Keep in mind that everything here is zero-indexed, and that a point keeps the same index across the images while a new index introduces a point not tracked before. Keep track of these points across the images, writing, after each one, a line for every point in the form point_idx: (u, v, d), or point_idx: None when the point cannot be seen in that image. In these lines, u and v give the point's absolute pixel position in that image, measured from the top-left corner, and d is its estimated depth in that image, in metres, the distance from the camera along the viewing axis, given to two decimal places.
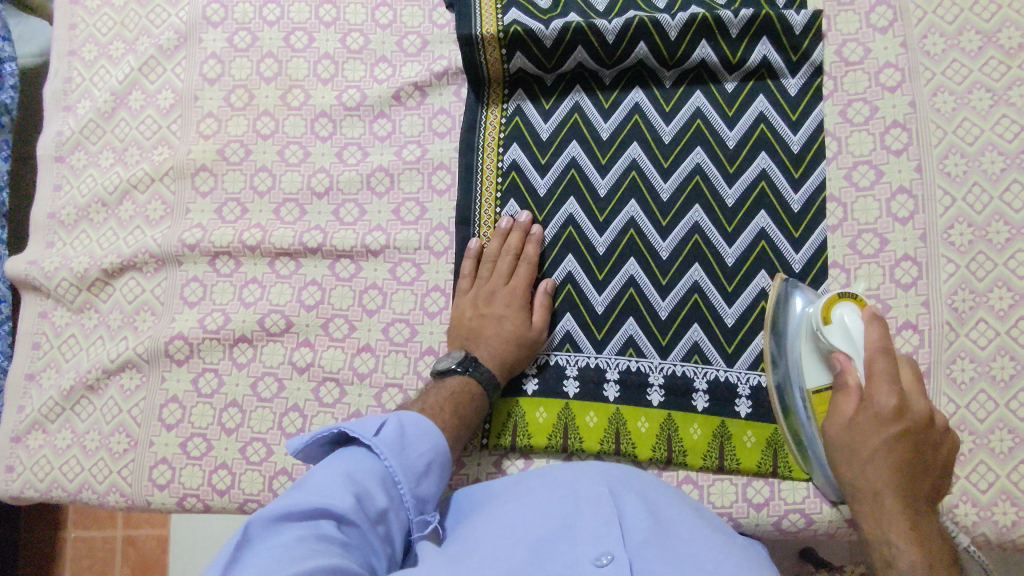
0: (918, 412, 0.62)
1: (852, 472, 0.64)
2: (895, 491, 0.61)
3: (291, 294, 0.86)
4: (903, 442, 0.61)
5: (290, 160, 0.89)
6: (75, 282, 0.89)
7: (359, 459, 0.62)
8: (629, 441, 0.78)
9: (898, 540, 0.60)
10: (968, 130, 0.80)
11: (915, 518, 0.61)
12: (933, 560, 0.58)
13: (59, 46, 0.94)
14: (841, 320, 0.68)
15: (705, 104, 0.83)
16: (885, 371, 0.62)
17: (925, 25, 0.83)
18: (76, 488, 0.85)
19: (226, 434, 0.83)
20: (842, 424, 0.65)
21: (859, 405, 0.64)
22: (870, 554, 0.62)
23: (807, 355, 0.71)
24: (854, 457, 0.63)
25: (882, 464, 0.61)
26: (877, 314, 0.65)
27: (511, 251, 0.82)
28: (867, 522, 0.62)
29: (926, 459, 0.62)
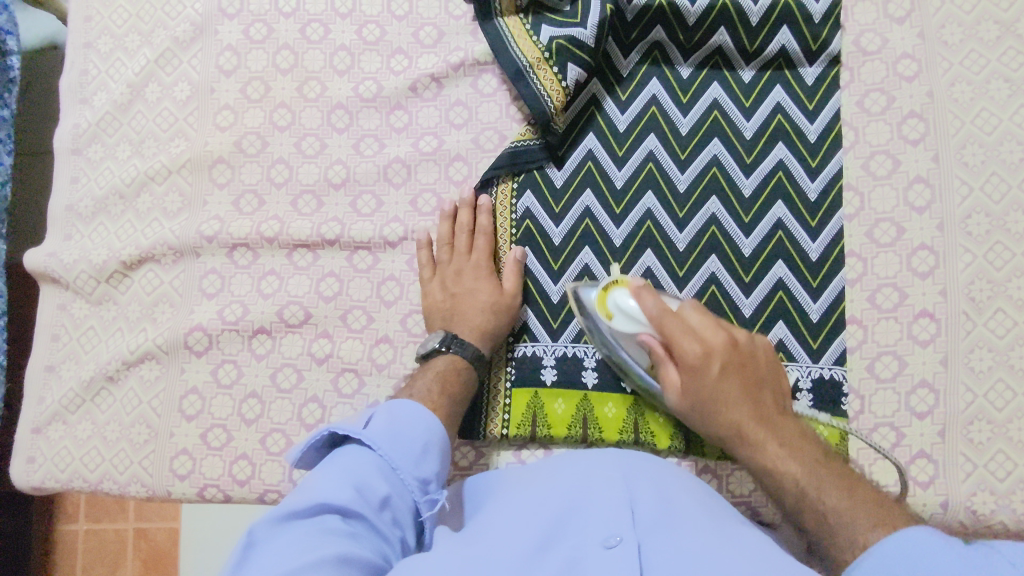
0: (716, 343, 0.68)
1: (714, 423, 0.69)
2: (750, 415, 0.67)
3: (309, 285, 0.86)
4: (731, 367, 0.68)
5: (307, 152, 0.89)
6: (94, 274, 0.89)
7: (351, 455, 0.62)
8: (648, 431, 0.78)
9: (783, 458, 0.65)
10: (986, 120, 0.80)
11: (773, 425, 0.67)
12: (806, 464, 0.64)
13: (75, 38, 0.95)
14: (619, 306, 0.72)
15: (722, 94, 0.84)
16: (676, 323, 0.69)
17: (943, 15, 0.83)
18: (97, 479, 0.85)
19: (245, 425, 0.84)
20: (681, 393, 0.70)
21: (698, 356, 0.68)
22: (795, 519, 0.63)
23: (631, 353, 0.74)
24: (707, 409, 0.69)
25: (734, 395, 0.68)
26: (642, 284, 0.70)
27: (466, 229, 0.83)
28: (749, 459, 0.67)
29: (751, 370, 0.69)
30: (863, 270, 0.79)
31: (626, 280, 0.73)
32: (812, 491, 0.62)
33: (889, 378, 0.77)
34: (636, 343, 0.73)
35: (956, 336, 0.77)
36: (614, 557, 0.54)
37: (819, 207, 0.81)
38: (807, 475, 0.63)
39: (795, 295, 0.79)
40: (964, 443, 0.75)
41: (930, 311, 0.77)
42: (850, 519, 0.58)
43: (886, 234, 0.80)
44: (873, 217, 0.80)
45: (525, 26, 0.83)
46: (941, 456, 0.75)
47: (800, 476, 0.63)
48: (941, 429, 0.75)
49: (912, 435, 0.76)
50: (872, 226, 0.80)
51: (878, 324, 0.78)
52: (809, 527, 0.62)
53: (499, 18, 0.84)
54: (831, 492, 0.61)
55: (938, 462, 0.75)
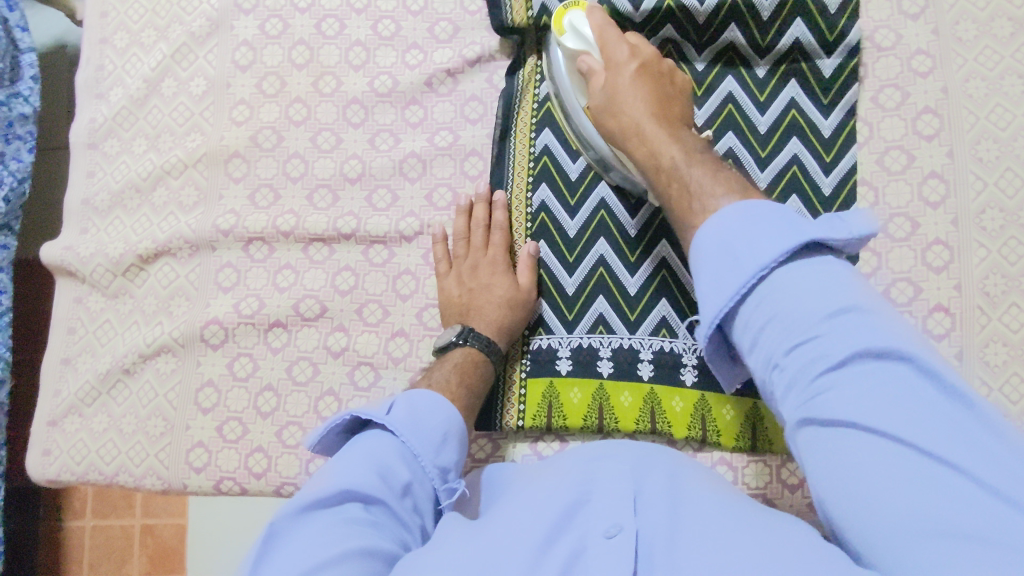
0: (639, 102, 0.71)
1: (613, 118, 0.73)
2: (648, 110, 0.71)
3: (325, 279, 0.86)
4: (644, 70, 0.73)
5: (322, 146, 0.89)
6: (110, 267, 0.90)
7: (374, 441, 0.62)
8: (664, 420, 0.79)
9: (650, 120, 0.70)
10: (1000, 115, 0.80)
11: (671, 124, 0.70)
12: (688, 149, 0.67)
13: (91, 34, 0.95)
14: (573, 24, 0.77)
15: (737, 88, 0.84)
16: (614, 36, 0.75)
17: (957, 11, 0.83)
18: (112, 471, 0.86)
19: (261, 418, 0.84)
20: (603, 88, 0.74)
21: (609, 67, 0.74)
22: (664, 204, 0.66)
23: (572, 86, 0.79)
24: (619, 100, 0.72)
25: (638, 90, 0.72)
26: (601, 11, 0.77)
27: (481, 224, 0.83)
28: (639, 150, 0.70)
29: (668, 100, 0.73)
30: (877, 264, 0.80)
31: (585, 3, 0.78)
32: (692, 177, 0.63)
33: None
34: (579, 71, 0.78)
35: (970, 330, 0.77)
36: (614, 547, 0.55)
37: (833, 201, 0.81)
38: (684, 160, 0.66)
39: None
40: None
41: (944, 305, 0.78)
42: (720, 203, 0.58)
43: (900, 228, 0.80)
44: (887, 212, 0.80)
45: None
46: None
47: (678, 162, 0.66)
48: None
49: None
50: (887, 220, 0.80)
51: None
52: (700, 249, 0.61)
53: None
54: (724, 196, 0.59)
55: None
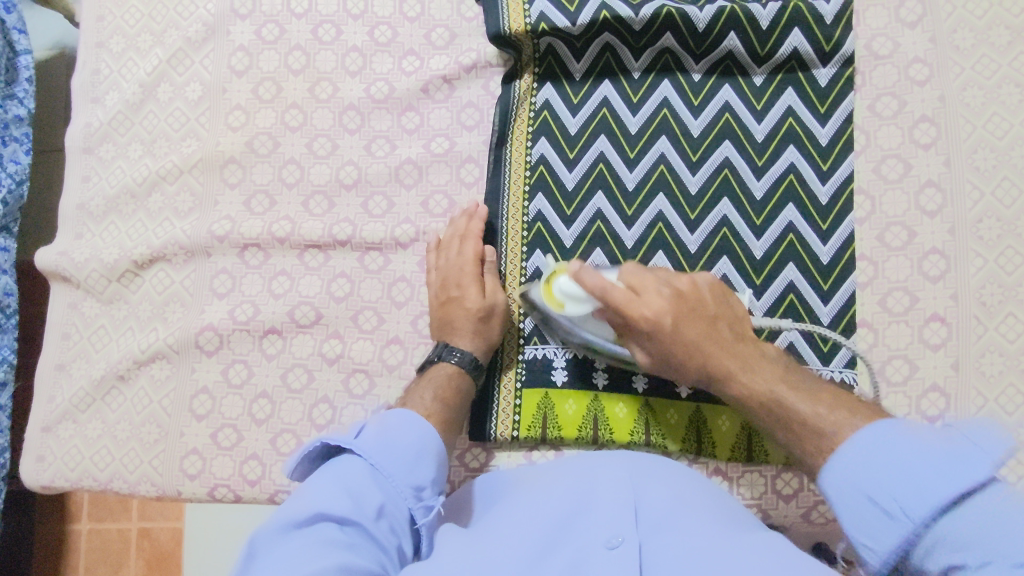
0: (659, 307, 0.65)
1: (684, 351, 0.66)
2: (716, 345, 0.66)
3: (320, 286, 0.86)
4: (686, 314, 0.66)
5: (318, 152, 0.89)
6: (105, 273, 0.89)
7: (344, 464, 0.62)
8: (659, 431, 0.78)
9: (757, 381, 0.64)
10: (998, 124, 0.80)
11: (742, 347, 0.66)
12: (780, 375, 0.64)
13: (87, 38, 0.95)
14: (563, 293, 0.70)
15: (734, 97, 0.84)
16: (646, 282, 0.66)
17: (955, 20, 0.83)
18: (107, 478, 0.85)
19: (256, 425, 0.84)
20: (653, 360, 0.68)
21: (653, 314, 0.65)
22: (765, 430, 0.64)
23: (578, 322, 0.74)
24: (681, 337, 0.65)
25: (696, 331, 0.66)
26: (581, 264, 0.66)
27: (454, 237, 0.82)
28: (723, 387, 0.66)
29: (713, 311, 0.67)
30: (874, 273, 0.79)
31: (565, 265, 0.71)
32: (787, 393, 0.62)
33: (901, 381, 0.77)
34: (590, 322, 0.73)
35: (967, 340, 0.77)
36: (616, 558, 0.54)
37: (829, 211, 0.81)
38: (748, 366, 0.65)
39: (806, 296, 0.79)
40: None
41: (941, 315, 0.78)
42: (823, 421, 0.58)
43: (897, 237, 0.80)
44: (884, 221, 0.80)
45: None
46: None
47: (739, 366, 0.65)
48: None
49: None
50: (883, 229, 0.80)
51: (889, 328, 0.78)
52: (790, 426, 0.60)
53: None
54: (804, 403, 0.60)
55: None
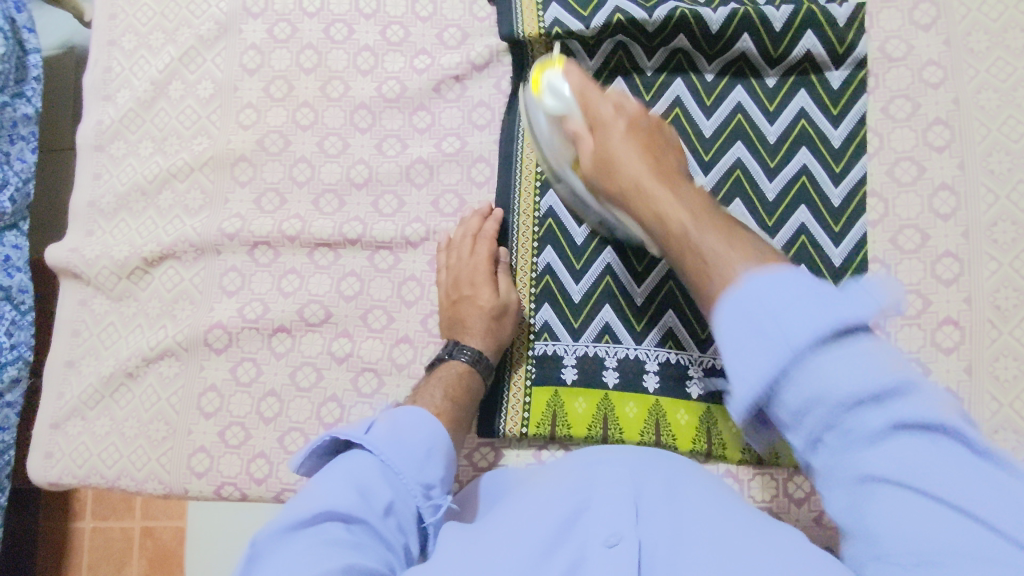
0: (607, 112, 0.67)
1: (618, 163, 0.65)
2: (645, 166, 0.63)
3: (330, 284, 0.86)
4: (632, 132, 0.66)
5: (329, 151, 0.89)
6: (114, 270, 0.89)
7: (355, 459, 0.62)
8: (669, 433, 0.78)
9: (673, 203, 0.61)
10: (1013, 128, 0.79)
11: (671, 182, 0.63)
12: (693, 206, 0.60)
13: (99, 35, 0.95)
14: (550, 83, 0.71)
15: (746, 98, 0.83)
16: (598, 93, 0.69)
17: (970, 22, 0.82)
18: (114, 475, 0.85)
19: (264, 423, 0.84)
20: (591, 158, 0.67)
21: (613, 119, 0.67)
22: (688, 284, 0.57)
23: (553, 140, 0.73)
24: (617, 156, 0.65)
25: (631, 145, 0.65)
26: (575, 66, 0.71)
27: (469, 235, 0.82)
28: (638, 211, 0.63)
29: (663, 145, 0.68)
30: (886, 276, 0.79)
31: (561, 59, 0.73)
32: (705, 235, 0.56)
33: None
34: (559, 136, 0.73)
35: (980, 344, 0.76)
36: (615, 556, 0.54)
37: (842, 213, 0.80)
38: (663, 189, 0.62)
39: None
40: None
41: (954, 318, 0.77)
42: (720, 248, 0.53)
43: (910, 240, 0.79)
44: (897, 224, 0.80)
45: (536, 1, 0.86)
46: None
47: (649, 186, 0.62)
48: None
49: None
50: (896, 232, 0.80)
51: (902, 332, 0.78)
52: (688, 265, 0.56)
53: None
54: (712, 235, 0.56)
55: None
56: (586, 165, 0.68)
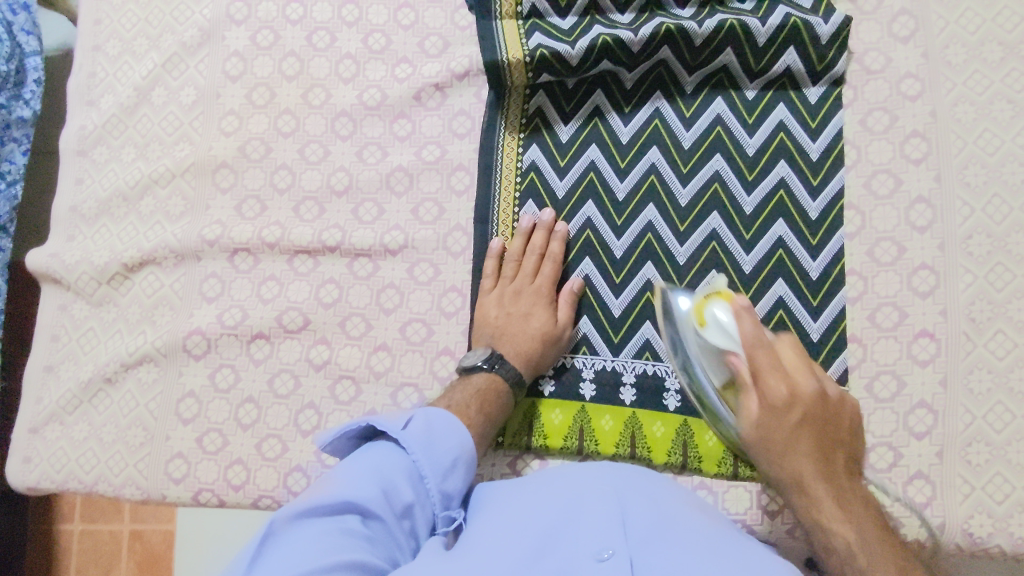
0: (806, 390, 0.66)
1: (777, 466, 0.67)
2: (815, 469, 0.66)
3: (309, 291, 0.86)
4: (808, 423, 0.66)
5: (310, 158, 0.89)
6: (95, 275, 0.90)
7: (386, 454, 0.62)
8: (644, 445, 0.78)
9: (830, 522, 0.65)
10: (988, 141, 0.80)
11: (837, 489, 0.65)
12: (863, 535, 0.63)
13: (84, 41, 0.96)
14: (713, 317, 0.69)
15: (725, 110, 0.84)
16: (767, 356, 0.66)
17: (947, 35, 0.83)
18: (91, 480, 0.85)
19: (242, 429, 0.84)
20: (754, 425, 0.67)
21: (767, 407, 0.66)
22: (821, 551, 0.66)
23: (702, 358, 0.70)
24: (779, 457, 0.67)
25: (799, 434, 0.66)
26: (742, 303, 0.67)
27: (536, 251, 0.82)
28: (803, 512, 0.66)
29: (832, 427, 0.67)
30: (863, 288, 0.79)
31: (726, 292, 0.70)
32: (857, 534, 0.63)
33: (888, 398, 0.77)
34: (716, 360, 0.69)
35: (955, 357, 0.76)
36: (606, 570, 0.54)
37: (819, 226, 0.80)
38: (816, 474, 0.66)
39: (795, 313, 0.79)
40: (962, 464, 0.74)
41: (930, 331, 0.77)
42: (879, 566, 0.61)
43: (887, 253, 0.79)
44: (874, 236, 0.80)
45: (518, 30, 0.86)
46: (938, 477, 0.74)
47: (812, 476, 0.66)
48: (939, 450, 0.75)
49: (909, 456, 0.75)
50: (873, 244, 0.80)
51: (877, 343, 0.78)
52: (842, 571, 0.63)
53: (497, 20, 0.87)
54: (878, 551, 0.62)
55: (935, 483, 0.74)
56: (749, 422, 0.68)
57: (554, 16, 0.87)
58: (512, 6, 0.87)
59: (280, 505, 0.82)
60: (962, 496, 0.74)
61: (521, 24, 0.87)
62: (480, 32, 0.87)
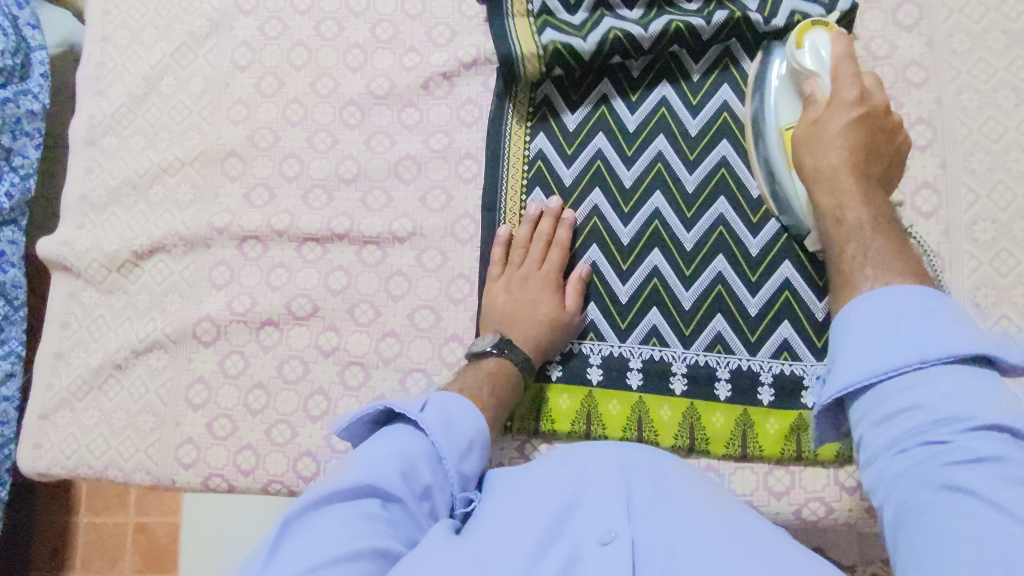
0: (874, 98, 0.69)
1: (812, 153, 0.69)
2: (846, 160, 0.66)
3: (318, 278, 0.87)
4: (861, 122, 0.67)
5: (318, 147, 0.90)
6: (105, 263, 0.90)
7: (404, 437, 0.62)
8: (651, 429, 0.79)
9: (850, 204, 0.65)
10: (993, 128, 0.80)
11: (864, 184, 0.66)
12: (872, 215, 0.64)
13: (93, 32, 0.96)
14: (812, 42, 0.72)
15: (732, 97, 0.84)
16: (850, 67, 0.69)
17: (952, 24, 0.83)
18: (102, 466, 0.86)
19: (251, 415, 0.84)
20: (807, 155, 0.69)
21: (829, 99, 0.69)
22: (834, 278, 0.64)
23: (780, 98, 0.75)
24: (818, 144, 0.68)
25: (840, 144, 0.67)
26: (843, 31, 0.71)
27: (545, 237, 0.83)
28: (821, 195, 0.67)
29: (879, 148, 0.68)
30: None
31: (831, 27, 0.73)
32: (863, 273, 0.60)
33: None
34: (797, 90, 0.74)
35: None
36: (609, 554, 0.55)
37: None
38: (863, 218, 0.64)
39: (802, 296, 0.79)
40: None
41: None
42: (894, 277, 0.58)
43: None
44: None
45: (530, 28, 0.86)
46: None
47: (852, 202, 0.65)
48: None
49: None
50: None
51: None
52: (846, 258, 0.63)
53: (508, 18, 0.86)
54: (886, 258, 0.61)
55: None
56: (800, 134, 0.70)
57: (563, 13, 0.86)
58: (523, 5, 0.87)
59: (290, 490, 0.83)
60: None
61: (533, 22, 0.86)
62: (495, 33, 0.86)
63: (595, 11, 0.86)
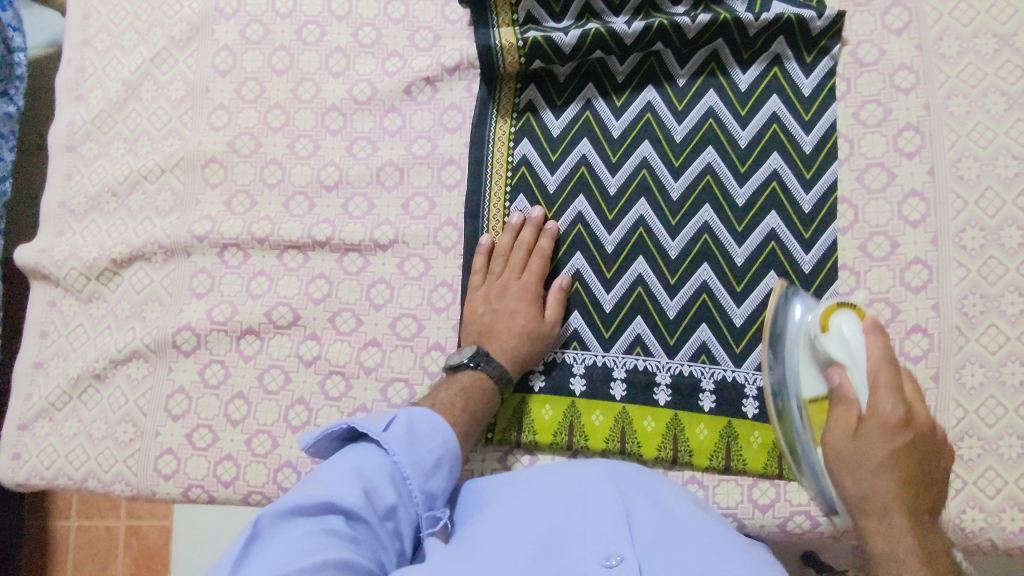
0: (921, 420, 0.56)
1: (856, 483, 0.57)
2: (898, 497, 0.56)
3: (299, 287, 0.86)
4: (907, 456, 0.55)
5: (300, 153, 0.89)
6: (84, 271, 0.89)
7: (366, 455, 0.61)
8: (635, 441, 0.78)
9: (901, 543, 0.55)
10: (982, 134, 0.79)
11: (916, 510, 0.56)
12: (929, 561, 0.54)
13: (72, 35, 0.95)
14: (839, 329, 0.61)
15: (718, 103, 0.83)
16: (889, 379, 0.56)
17: (941, 28, 0.82)
18: (81, 477, 0.85)
19: (231, 426, 0.84)
20: (852, 435, 0.57)
21: (864, 415, 0.57)
22: (871, 561, 0.56)
23: (805, 364, 0.65)
24: (859, 472, 0.57)
25: (887, 477, 0.55)
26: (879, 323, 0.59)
27: (523, 246, 0.82)
28: (870, 529, 0.56)
29: (928, 475, 0.57)
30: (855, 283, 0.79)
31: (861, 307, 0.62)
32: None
33: None
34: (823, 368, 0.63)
35: (947, 351, 0.76)
36: None
37: (813, 219, 0.80)
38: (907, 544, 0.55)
39: None
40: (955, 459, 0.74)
41: (922, 326, 0.77)
42: None
43: (879, 247, 0.79)
44: (866, 231, 0.79)
45: (515, 31, 0.85)
46: None
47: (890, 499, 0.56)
48: None
49: None
50: (866, 239, 0.79)
51: None
52: (877, 558, 0.56)
53: (494, 28, 0.85)
54: None
55: None
56: (831, 453, 0.59)
57: (550, 20, 0.87)
58: (509, 15, 0.86)
59: (270, 501, 0.82)
60: (953, 491, 0.73)
61: (518, 28, 0.85)
62: (477, 36, 0.85)
63: (583, 16, 0.86)
